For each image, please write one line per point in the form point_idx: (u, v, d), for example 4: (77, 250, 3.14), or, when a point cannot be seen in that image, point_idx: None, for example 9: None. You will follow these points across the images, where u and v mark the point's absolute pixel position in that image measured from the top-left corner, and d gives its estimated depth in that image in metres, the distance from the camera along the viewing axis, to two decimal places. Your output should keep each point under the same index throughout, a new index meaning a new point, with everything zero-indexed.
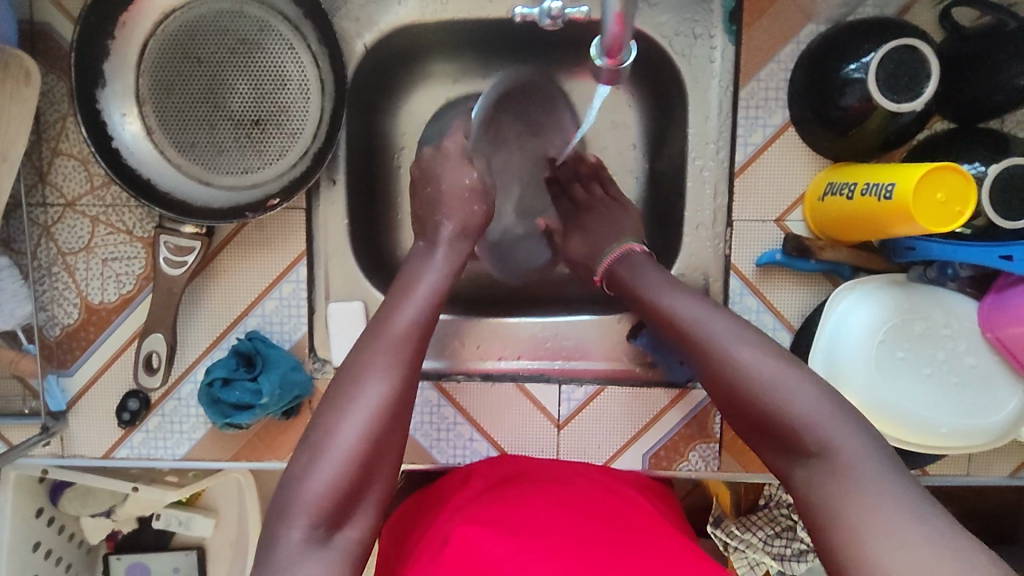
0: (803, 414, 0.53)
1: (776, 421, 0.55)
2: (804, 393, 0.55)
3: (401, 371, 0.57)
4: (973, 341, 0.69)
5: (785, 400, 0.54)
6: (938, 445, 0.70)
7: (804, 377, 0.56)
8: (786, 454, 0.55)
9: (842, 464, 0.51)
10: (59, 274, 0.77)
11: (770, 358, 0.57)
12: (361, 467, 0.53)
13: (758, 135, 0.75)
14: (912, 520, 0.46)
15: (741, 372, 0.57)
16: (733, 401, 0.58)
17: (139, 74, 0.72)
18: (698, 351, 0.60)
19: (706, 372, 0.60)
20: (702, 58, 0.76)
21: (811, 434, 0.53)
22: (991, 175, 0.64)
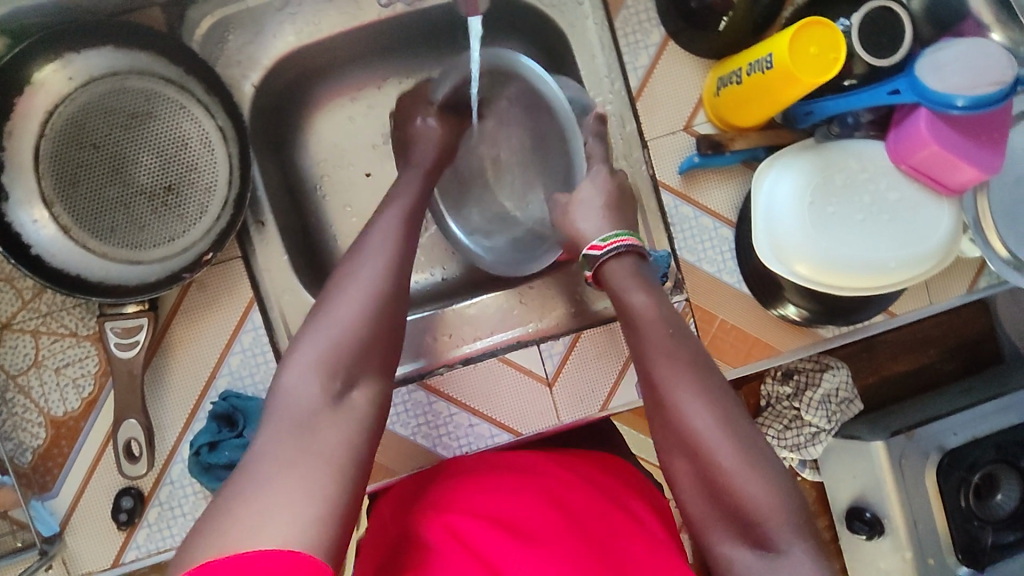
0: (759, 509, 0.50)
1: (730, 503, 0.51)
2: (767, 490, 0.50)
3: (398, 264, 0.57)
4: (891, 177, 0.73)
5: (739, 485, 0.50)
6: (893, 281, 0.74)
7: (760, 461, 0.51)
8: (733, 526, 0.51)
9: (791, 569, 0.48)
10: (15, 398, 0.74)
11: (730, 434, 0.52)
12: (360, 350, 0.52)
13: (643, 57, 0.78)
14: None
15: (703, 435, 0.52)
16: (686, 456, 0.53)
17: (39, 176, 0.71)
18: (660, 398, 0.55)
19: (663, 422, 0.54)
20: (571, 4, 0.79)
21: (764, 526, 0.50)
22: (852, 27, 0.70)
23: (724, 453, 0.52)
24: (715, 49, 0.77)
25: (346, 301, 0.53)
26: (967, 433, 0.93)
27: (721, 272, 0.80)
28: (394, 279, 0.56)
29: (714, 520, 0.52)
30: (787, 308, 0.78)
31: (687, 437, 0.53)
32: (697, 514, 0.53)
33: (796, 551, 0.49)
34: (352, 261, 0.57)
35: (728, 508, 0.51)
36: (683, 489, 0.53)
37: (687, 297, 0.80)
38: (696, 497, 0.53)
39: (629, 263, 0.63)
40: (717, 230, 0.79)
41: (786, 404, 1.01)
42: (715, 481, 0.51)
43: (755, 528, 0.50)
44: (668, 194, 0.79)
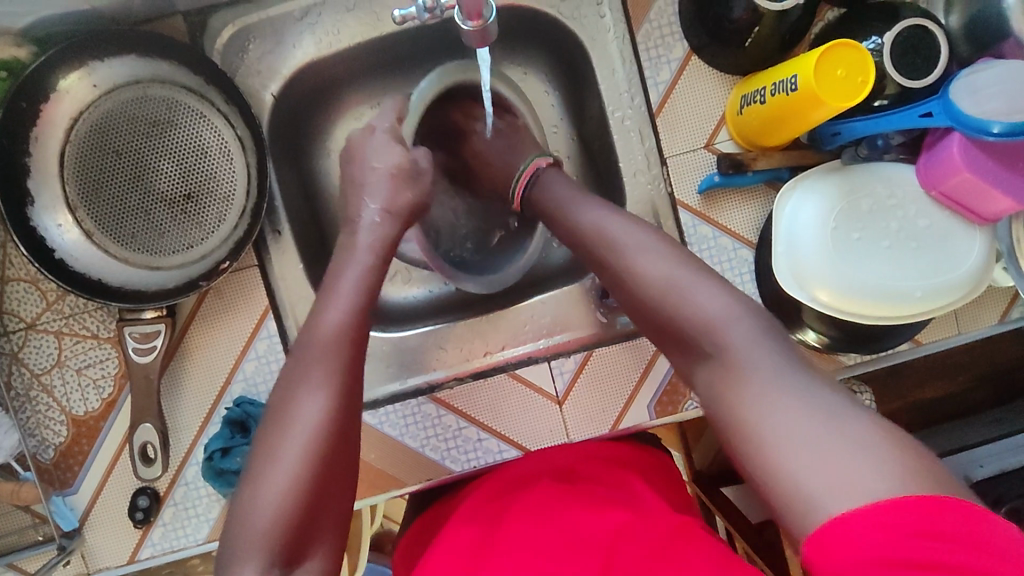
0: (703, 312, 0.50)
1: (676, 320, 0.52)
2: (706, 293, 0.51)
3: (340, 378, 0.54)
4: (921, 203, 0.71)
5: (683, 302, 0.51)
6: (918, 311, 0.72)
7: (707, 281, 0.52)
8: (691, 350, 0.51)
9: (738, 361, 0.47)
10: (39, 396, 0.77)
11: (670, 262, 0.55)
12: (314, 490, 0.50)
13: (665, 72, 0.76)
14: (809, 415, 0.41)
15: (642, 271, 0.55)
16: (634, 301, 0.56)
17: (63, 181, 0.73)
18: (603, 260, 0.59)
19: (608, 271, 0.59)
20: (592, 16, 0.77)
21: (708, 329, 0.49)
22: (883, 46, 0.67)
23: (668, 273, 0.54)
24: (740, 65, 0.75)
25: (290, 446, 0.50)
26: (993, 466, 0.92)
27: (739, 293, 0.78)
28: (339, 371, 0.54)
29: (677, 352, 0.52)
30: (806, 333, 0.76)
31: (635, 287, 0.55)
32: (664, 347, 0.54)
33: (738, 328, 0.48)
34: (297, 388, 0.53)
35: (678, 326, 0.51)
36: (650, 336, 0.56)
37: None
38: (663, 339, 0.54)
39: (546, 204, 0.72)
40: (736, 251, 0.77)
41: None
42: (659, 318, 0.53)
43: (704, 340, 0.49)
44: (686, 213, 0.77)
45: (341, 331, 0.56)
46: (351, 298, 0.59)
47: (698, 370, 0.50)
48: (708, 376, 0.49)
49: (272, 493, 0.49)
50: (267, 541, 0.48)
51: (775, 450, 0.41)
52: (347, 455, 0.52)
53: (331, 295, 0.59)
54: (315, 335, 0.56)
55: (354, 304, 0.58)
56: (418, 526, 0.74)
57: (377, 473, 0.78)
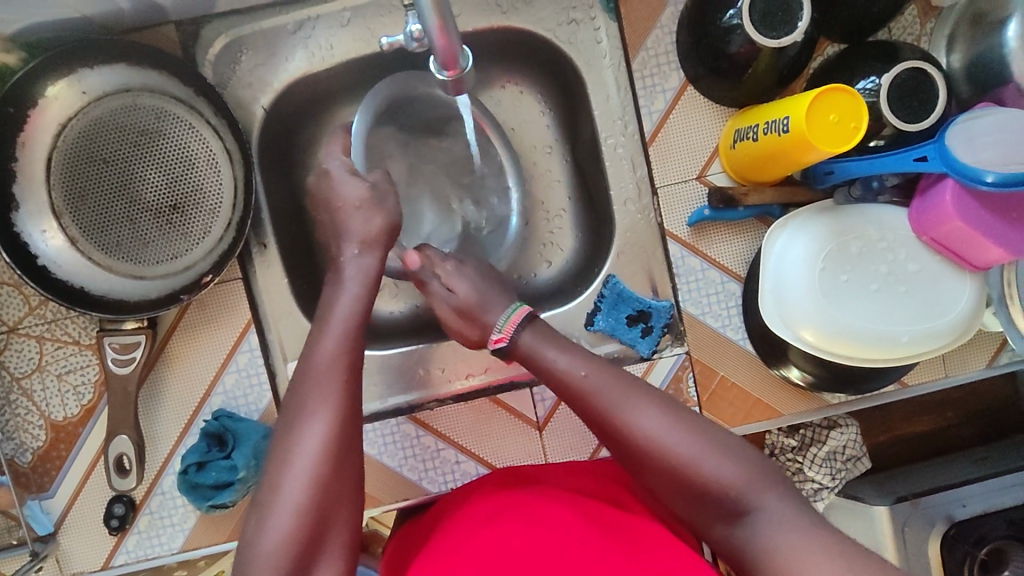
0: (719, 478, 0.53)
1: (698, 487, 0.54)
2: (718, 462, 0.54)
3: (339, 402, 0.55)
4: (912, 247, 0.70)
5: (702, 467, 0.54)
6: (905, 355, 0.71)
7: (714, 440, 0.55)
8: (712, 511, 0.54)
9: (767, 522, 0.51)
10: (18, 400, 0.77)
11: (673, 421, 0.56)
12: (317, 511, 0.51)
13: (659, 101, 0.76)
14: (840, 566, 0.45)
15: (653, 434, 0.56)
16: (645, 461, 0.56)
17: (49, 187, 0.72)
18: (607, 423, 0.58)
19: (609, 435, 0.59)
20: (589, 41, 0.76)
21: (733, 496, 0.52)
22: (880, 87, 0.66)
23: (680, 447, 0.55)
24: (735, 98, 0.74)
25: (294, 471, 0.51)
26: (976, 506, 0.88)
27: (725, 326, 0.78)
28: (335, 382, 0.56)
29: (693, 518, 0.55)
30: (790, 370, 0.76)
31: (640, 449, 0.56)
32: (683, 511, 0.56)
33: (767, 495, 0.52)
34: (298, 413, 0.54)
35: (704, 498, 0.54)
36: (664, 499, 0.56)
37: (688, 350, 0.78)
38: (676, 499, 0.56)
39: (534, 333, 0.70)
40: (724, 284, 0.77)
41: (789, 457, 0.97)
42: (681, 479, 0.54)
43: (731, 505, 0.53)
44: (675, 244, 0.77)
45: (338, 357, 0.58)
46: (346, 325, 0.60)
47: (726, 532, 0.53)
48: (735, 534, 0.52)
49: (280, 515, 0.50)
50: (277, 560, 0.48)
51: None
52: (348, 476, 0.53)
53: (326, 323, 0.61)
54: (314, 362, 0.57)
55: (349, 331, 0.60)
56: (397, 538, 0.73)
57: None
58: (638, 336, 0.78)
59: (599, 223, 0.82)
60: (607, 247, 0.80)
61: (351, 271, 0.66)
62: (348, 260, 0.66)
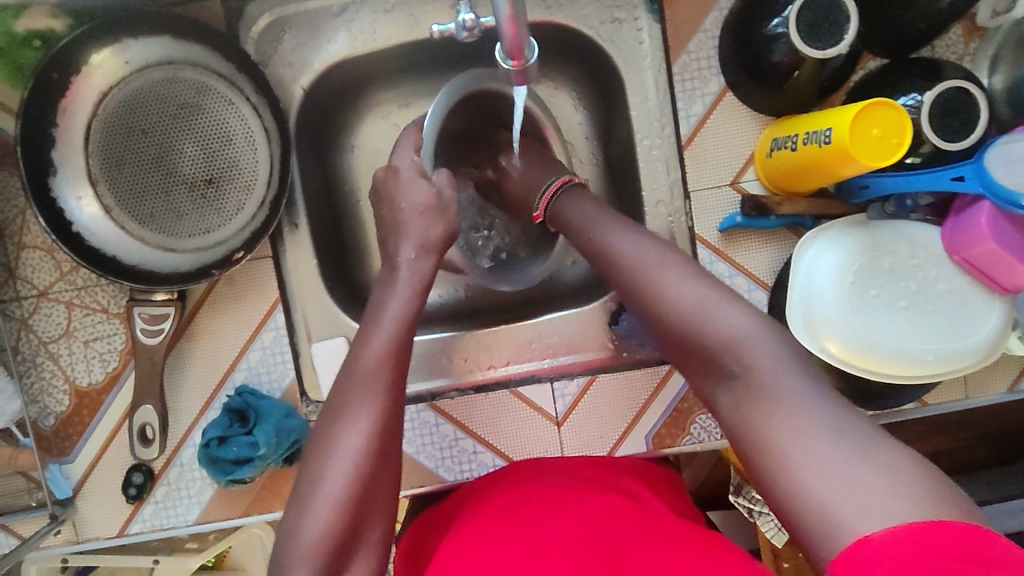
0: (723, 334, 0.50)
1: (698, 340, 0.52)
2: (728, 316, 0.51)
3: (383, 405, 0.56)
4: (942, 267, 0.70)
5: (708, 321, 0.51)
6: (928, 374, 0.71)
7: (725, 296, 0.53)
8: (712, 373, 0.51)
9: (759, 387, 0.47)
10: (44, 363, 0.77)
11: (683, 277, 0.55)
12: (354, 508, 0.52)
13: (698, 106, 0.76)
14: (835, 435, 0.41)
15: (657, 285, 0.56)
16: (650, 314, 0.56)
17: (87, 155, 0.73)
18: (632, 290, 0.58)
19: (621, 289, 0.59)
20: (631, 41, 0.76)
21: (731, 353, 0.49)
22: (923, 104, 0.66)
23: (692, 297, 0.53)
24: (775, 107, 0.74)
25: (336, 467, 0.53)
26: None
27: None
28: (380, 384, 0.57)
29: (698, 374, 0.53)
30: None
31: (659, 307, 0.55)
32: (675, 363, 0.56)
33: (766, 355, 0.48)
34: (345, 408, 0.56)
35: (699, 345, 0.52)
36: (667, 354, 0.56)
37: None
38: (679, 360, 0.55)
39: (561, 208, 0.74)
40: (751, 291, 0.77)
41: None
42: (679, 336, 0.54)
43: (726, 360, 0.50)
44: (705, 249, 0.77)
45: (387, 362, 0.59)
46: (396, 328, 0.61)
47: (721, 394, 0.50)
48: (729, 396, 0.49)
49: (319, 512, 0.51)
50: (314, 554, 0.50)
51: (801, 466, 0.41)
52: (385, 476, 0.55)
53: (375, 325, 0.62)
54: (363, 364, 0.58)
55: (398, 333, 0.61)
56: (417, 523, 0.74)
57: None
58: None
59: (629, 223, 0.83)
60: None
61: (404, 271, 0.67)
62: (404, 263, 0.67)
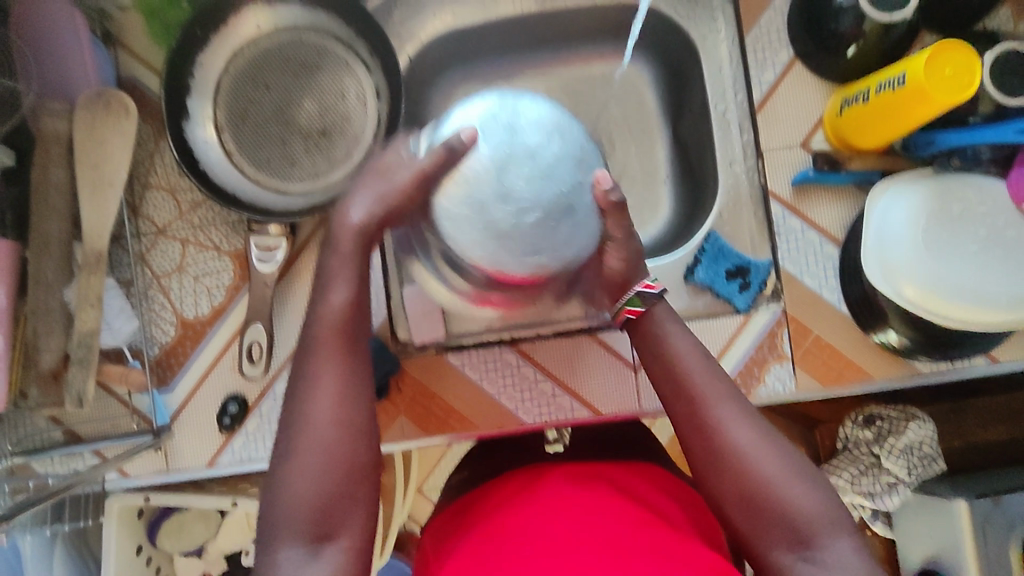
0: (801, 508, 0.54)
1: (778, 514, 0.54)
2: (800, 488, 0.54)
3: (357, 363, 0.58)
4: (1011, 215, 0.73)
5: (778, 488, 0.54)
6: (1010, 319, 0.73)
7: (799, 469, 0.55)
8: (773, 533, 0.54)
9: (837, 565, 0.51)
10: (155, 296, 0.83)
11: (765, 442, 0.56)
12: (335, 476, 0.54)
13: (769, 73, 0.84)
14: None
15: (743, 448, 0.56)
16: (724, 470, 0.56)
17: (216, 106, 0.82)
18: (694, 413, 0.58)
19: (693, 433, 0.58)
20: (705, 18, 0.87)
21: (809, 530, 0.53)
22: (986, 65, 0.73)
23: (766, 463, 0.55)
24: (840, 73, 0.81)
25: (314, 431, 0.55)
26: None
27: (821, 288, 0.82)
28: (353, 321, 0.59)
29: (761, 536, 0.55)
30: (887, 333, 0.79)
31: (720, 447, 0.56)
32: (737, 517, 0.56)
33: (839, 541, 0.53)
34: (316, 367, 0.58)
35: (773, 514, 0.54)
36: (723, 511, 0.56)
37: (784, 307, 0.82)
38: (743, 516, 0.55)
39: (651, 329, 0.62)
40: (822, 246, 0.82)
41: (866, 450, 1.02)
42: (757, 501, 0.55)
43: (799, 532, 0.53)
44: (777, 204, 0.83)
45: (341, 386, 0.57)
46: (340, 334, 0.58)
47: (788, 558, 0.53)
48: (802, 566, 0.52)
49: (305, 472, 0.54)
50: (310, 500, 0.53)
51: None
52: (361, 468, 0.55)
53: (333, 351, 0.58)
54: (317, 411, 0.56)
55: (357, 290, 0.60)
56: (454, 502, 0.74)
57: (456, 413, 0.81)
58: (736, 290, 0.82)
59: (703, 184, 0.89)
60: (709, 207, 0.87)
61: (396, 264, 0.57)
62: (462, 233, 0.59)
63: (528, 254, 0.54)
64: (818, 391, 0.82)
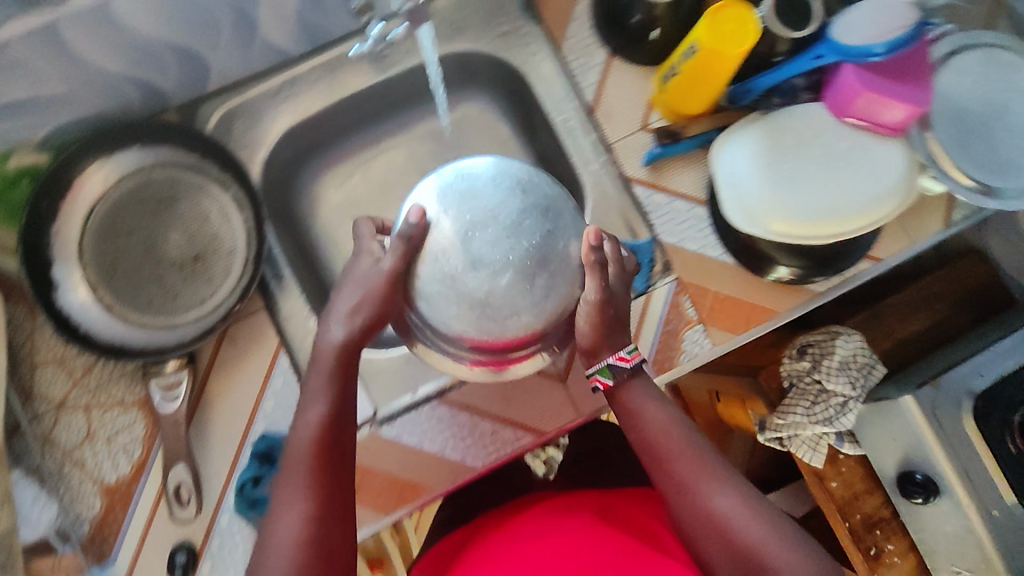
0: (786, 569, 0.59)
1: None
2: (786, 553, 0.60)
3: (325, 478, 0.61)
4: (836, 130, 0.80)
5: (766, 552, 0.60)
6: (865, 222, 0.79)
7: (781, 531, 0.62)
8: None
9: None
10: (71, 472, 0.78)
11: (749, 510, 0.63)
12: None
13: (592, 75, 0.90)
14: None
15: (730, 517, 0.62)
16: (716, 539, 0.62)
17: (83, 266, 0.81)
18: (686, 488, 0.65)
19: (687, 504, 0.64)
20: (521, 46, 0.92)
21: None
22: (767, 13, 0.79)
23: (752, 528, 0.62)
24: (652, 57, 0.88)
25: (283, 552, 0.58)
26: (993, 373, 0.92)
27: (704, 247, 0.86)
28: (324, 434, 0.62)
29: None
30: (777, 270, 0.83)
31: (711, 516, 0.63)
32: None
33: None
34: (293, 487, 0.60)
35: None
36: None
37: (677, 276, 0.85)
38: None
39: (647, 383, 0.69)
40: (692, 210, 0.87)
41: (809, 380, 1.05)
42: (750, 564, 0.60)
43: None
44: (640, 186, 0.88)
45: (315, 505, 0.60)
46: (312, 453, 0.61)
47: None
48: None
49: None
50: None
51: None
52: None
53: (301, 469, 0.61)
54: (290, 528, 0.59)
55: (330, 404, 0.63)
56: (438, 545, 0.85)
57: (406, 481, 0.80)
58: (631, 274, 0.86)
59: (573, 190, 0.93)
60: (583, 208, 0.91)
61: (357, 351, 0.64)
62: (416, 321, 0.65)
63: (510, 317, 0.59)
64: (737, 340, 0.85)
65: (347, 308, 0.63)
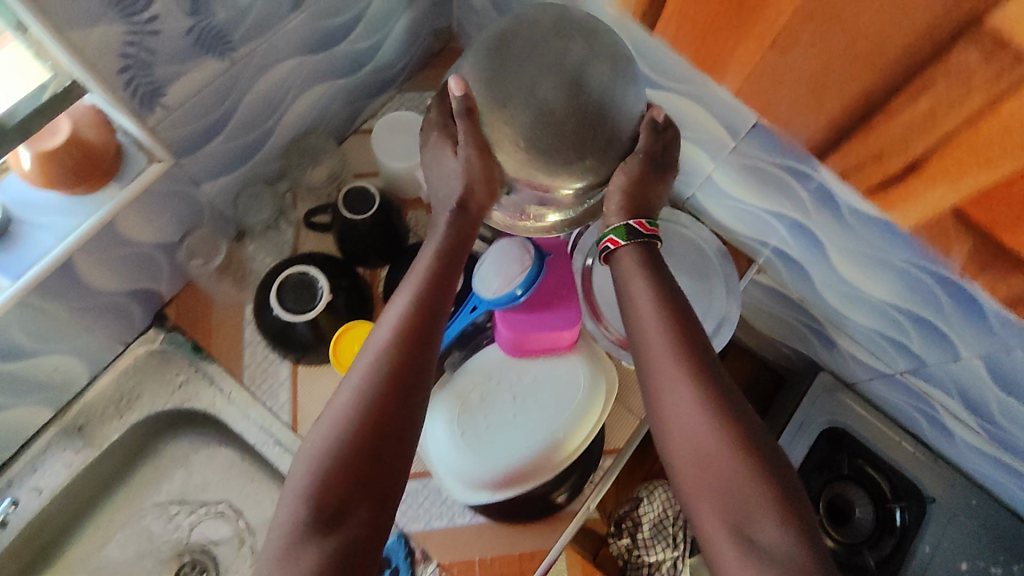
0: (741, 484, 0.55)
1: (733, 499, 0.55)
2: (738, 468, 0.56)
3: (381, 387, 0.58)
4: (515, 369, 0.81)
5: (720, 464, 0.56)
6: (574, 445, 0.78)
7: (752, 443, 0.57)
8: (721, 518, 0.55)
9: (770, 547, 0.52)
10: None
11: (722, 418, 0.58)
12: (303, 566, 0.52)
13: (283, 392, 0.86)
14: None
15: (708, 413, 0.58)
16: (703, 455, 0.57)
17: None
18: (672, 387, 0.60)
19: (666, 401, 0.60)
20: (204, 389, 0.88)
21: (753, 508, 0.54)
22: None
23: (720, 435, 0.57)
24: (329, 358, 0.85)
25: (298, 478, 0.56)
26: None
27: (452, 518, 0.82)
28: (361, 393, 0.57)
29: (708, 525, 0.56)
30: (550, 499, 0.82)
31: (678, 429, 0.58)
32: (691, 494, 0.57)
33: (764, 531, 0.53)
34: (322, 420, 0.58)
35: (727, 495, 0.55)
36: (693, 493, 0.57)
37: (437, 561, 0.81)
38: (705, 507, 0.56)
39: (649, 256, 0.67)
40: (427, 484, 0.84)
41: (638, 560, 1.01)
42: (714, 479, 0.56)
43: (738, 512, 0.54)
44: None
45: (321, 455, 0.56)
46: (342, 408, 0.57)
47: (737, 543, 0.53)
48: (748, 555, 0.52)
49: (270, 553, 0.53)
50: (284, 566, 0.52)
51: None
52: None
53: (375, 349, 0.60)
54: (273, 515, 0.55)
55: (375, 347, 0.60)
56: None
57: None
58: None
59: None
60: None
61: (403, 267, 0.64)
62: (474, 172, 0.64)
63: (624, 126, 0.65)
64: None
65: (450, 177, 0.66)
